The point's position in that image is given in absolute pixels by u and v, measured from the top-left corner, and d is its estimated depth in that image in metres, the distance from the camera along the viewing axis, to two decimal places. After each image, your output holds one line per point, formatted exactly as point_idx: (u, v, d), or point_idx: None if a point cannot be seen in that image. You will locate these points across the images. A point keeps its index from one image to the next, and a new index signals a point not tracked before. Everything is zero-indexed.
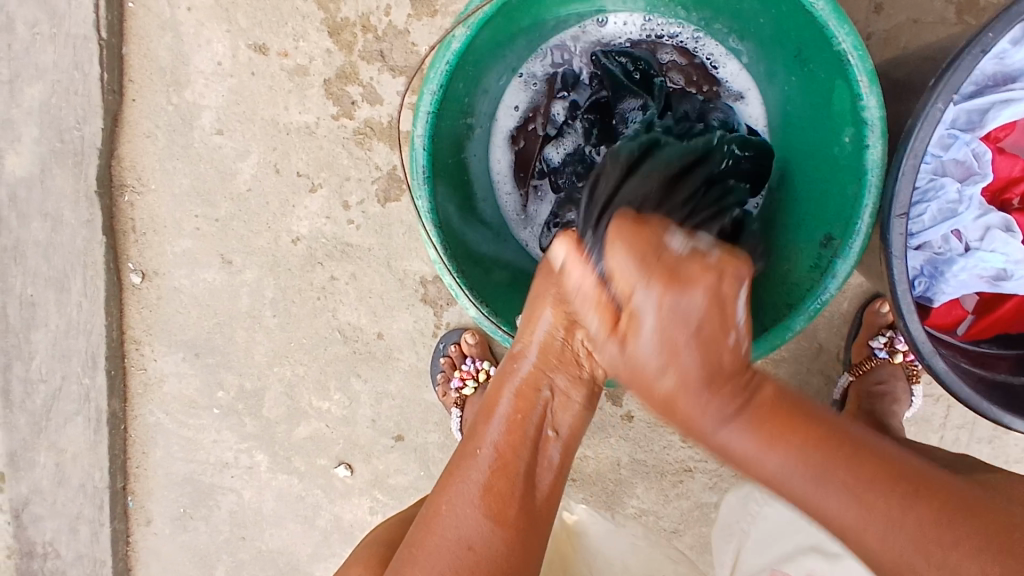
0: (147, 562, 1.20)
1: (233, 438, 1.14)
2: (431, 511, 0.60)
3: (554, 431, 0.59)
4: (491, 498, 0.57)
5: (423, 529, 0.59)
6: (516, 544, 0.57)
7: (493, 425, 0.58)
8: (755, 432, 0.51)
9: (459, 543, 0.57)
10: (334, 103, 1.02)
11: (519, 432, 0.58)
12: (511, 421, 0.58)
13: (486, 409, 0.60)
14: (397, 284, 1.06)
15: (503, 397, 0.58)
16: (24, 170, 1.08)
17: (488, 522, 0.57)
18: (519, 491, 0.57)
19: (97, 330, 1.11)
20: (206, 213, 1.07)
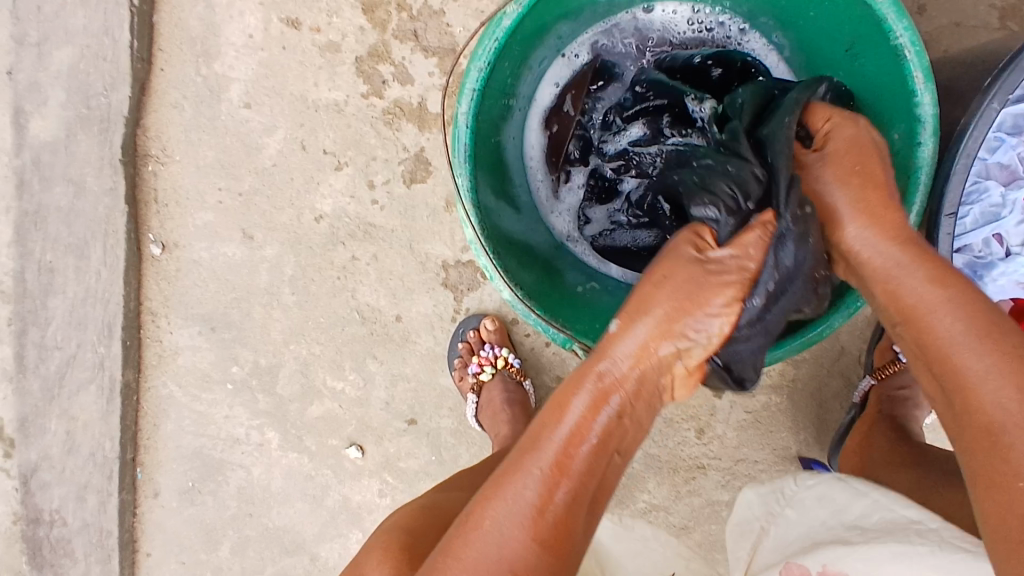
0: (153, 534, 1.20)
1: (246, 414, 1.14)
2: (469, 519, 0.55)
3: (617, 457, 0.56)
4: (544, 516, 0.53)
5: (458, 536, 0.55)
6: (560, 562, 0.53)
7: (553, 445, 0.54)
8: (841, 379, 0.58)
9: (503, 563, 0.52)
10: (365, 82, 1.02)
11: (583, 453, 0.54)
12: (590, 447, 0.54)
13: (548, 418, 0.56)
14: (418, 267, 1.06)
15: (570, 412, 0.55)
16: (49, 135, 1.07)
17: (535, 542, 0.52)
18: (569, 506, 0.53)
19: (115, 299, 1.10)
20: (230, 186, 1.07)
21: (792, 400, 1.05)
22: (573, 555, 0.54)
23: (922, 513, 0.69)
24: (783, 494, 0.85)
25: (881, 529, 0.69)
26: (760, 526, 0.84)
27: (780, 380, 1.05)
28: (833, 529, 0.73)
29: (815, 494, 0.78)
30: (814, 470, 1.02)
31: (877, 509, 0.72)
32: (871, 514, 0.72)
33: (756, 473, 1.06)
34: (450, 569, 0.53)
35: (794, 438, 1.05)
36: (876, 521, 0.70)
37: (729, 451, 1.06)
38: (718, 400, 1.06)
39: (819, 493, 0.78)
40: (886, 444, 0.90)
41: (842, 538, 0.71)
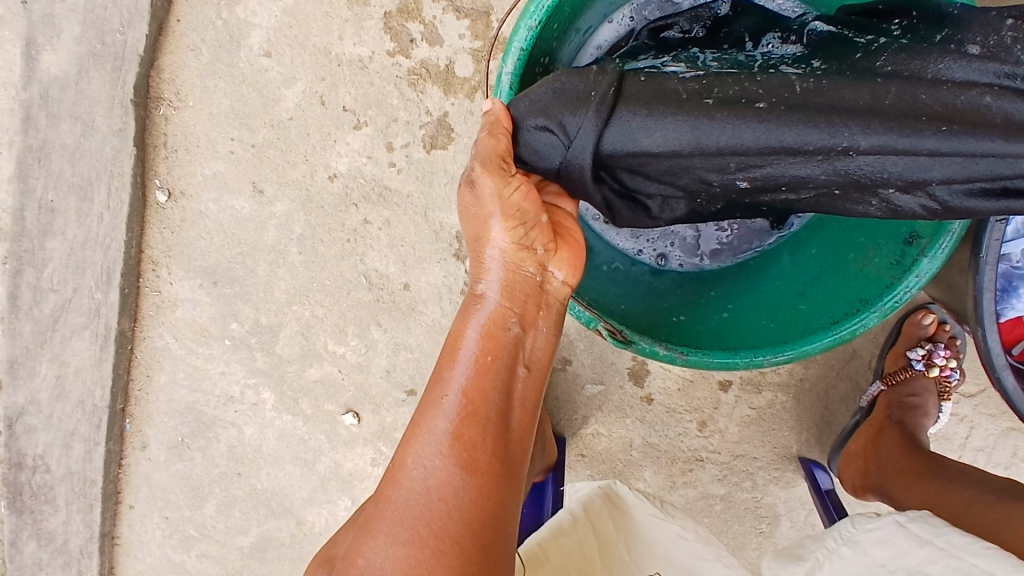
0: (139, 486, 1.18)
1: (242, 371, 1.12)
2: (396, 464, 0.58)
3: (526, 368, 0.63)
4: (461, 441, 0.56)
5: (386, 484, 0.57)
6: (491, 483, 0.56)
7: (457, 369, 0.60)
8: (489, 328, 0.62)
9: (430, 496, 0.54)
10: (392, 39, 0.99)
11: (485, 368, 0.60)
12: (475, 357, 0.61)
13: (449, 353, 0.62)
14: (431, 236, 1.03)
15: (469, 333, 0.62)
16: (59, 68, 1.03)
17: (458, 468, 0.55)
18: (489, 431, 0.58)
19: (116, 245, 1.07)
20: (243, 137, 1.03)
21: (798, 399, 1.03)
22: (510, 460, 0.58)
23: (994, 561, 0.57)
24: (838, 534, 0.71)
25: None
26: (816, 558, 0.71)
27: (788, 378, 1.03)
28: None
29: (873, 537, 0.67)
30: (814, 470, 1.01)
31: (944, 557, 0.60)
32: (941, 561, 0.60)
33: (753, 469, 1.05)
34: (384, 513, 0.55)
35: (796, 437, 1.04)
36: (942, 566, 0.59)
37: (729, 445, 1.05)
38: (723, 394, 1.04)
39: (877, 537, 0.67)
40: (893, 453, 0.90)
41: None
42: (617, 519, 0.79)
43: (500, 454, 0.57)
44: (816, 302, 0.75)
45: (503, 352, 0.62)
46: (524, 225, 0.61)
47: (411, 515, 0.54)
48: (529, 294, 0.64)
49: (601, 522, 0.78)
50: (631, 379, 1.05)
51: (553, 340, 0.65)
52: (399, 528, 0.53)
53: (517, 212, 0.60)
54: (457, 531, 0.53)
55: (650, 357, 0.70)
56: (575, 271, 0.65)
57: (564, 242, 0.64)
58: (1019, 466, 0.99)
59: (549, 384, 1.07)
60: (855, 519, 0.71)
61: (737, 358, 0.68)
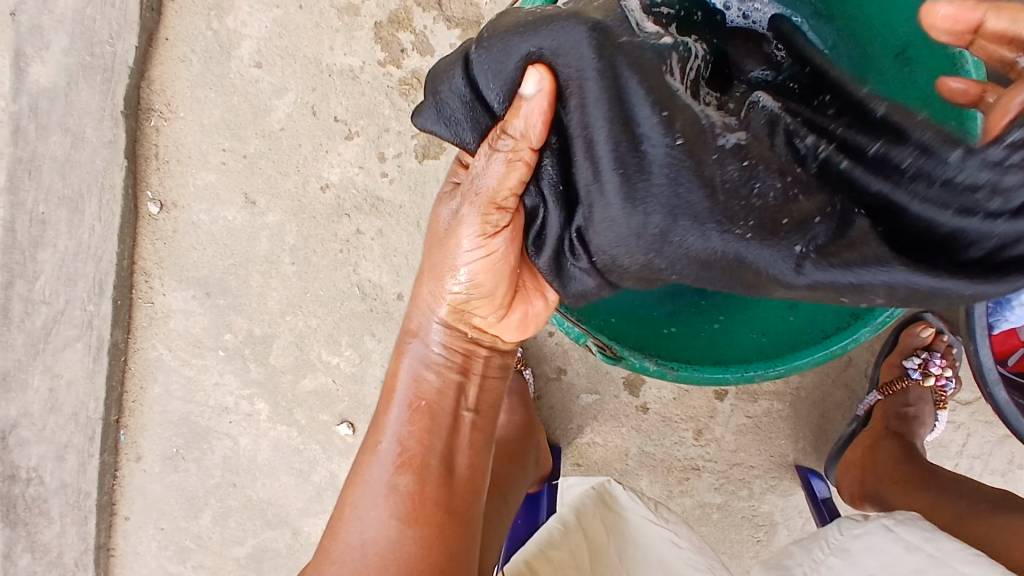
0: (133, 498, 1.17)
1: (236, 383, 1.11)
2: (339, 515, 0.62)
3: (471, 412, 0.65)
4: (396, 493, 0.60)
5: (329, 536, 0.61)
6: (435, 530, 0.59)
7: (392, 415, 0.63)
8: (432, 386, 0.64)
9: (369, 546, 0.58)
10: (383, 49, 0.98)
11: (428, 424, 0.63)
12: (411, 405, 0.63)
13: (385, 399, 0.65)
14: (424, 246, 1.02)
15: (403, 379, 0.65)
16: (48, 80, 1.03)
17: (396, 519, 0.59)
18: (430, 476, 0.61)
19: (107, 257, 1.07)
20: (235, 148, 1.03)
21: (794, 407, 1.03)
22: (442, 509, 0.60)
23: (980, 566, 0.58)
24: (825, 543, 0.73)
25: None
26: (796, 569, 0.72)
27: (784, 387, 1.03)
28: None
29: (862, 545, 0.69)
30: (809, 477, 1.00)
31: (934, 565, 0.61)
32: (929, 568, 0.61)
33: (750, 477, 1.04)
34: (325, 566, 0.59)
35: (792, 445, 1.03)
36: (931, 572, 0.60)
37: (725, 454, 1.04)
38: (719, 403, 1.04)
39: (867, 544, 0.68)
40: (888, 460, 0.90)
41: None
42: (609, 523, 0.80)
43: (433, 498, 0.60)
44: (806, 316, 0.73)
45: (444, 401, 0.64)
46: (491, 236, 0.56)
47: (352, 568, 0.58)
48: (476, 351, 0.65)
49: (591, 530, 0.78)
50: (627, 388, 1.04)
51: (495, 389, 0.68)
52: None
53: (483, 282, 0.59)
54: None
55: (640, 372, 0.70)
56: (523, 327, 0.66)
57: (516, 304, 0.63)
58: (1017, 473, 0.99)
59: (545, 393, 1.07)
60: (842, 527, 0.73)
61: (727, 374, 0.68)
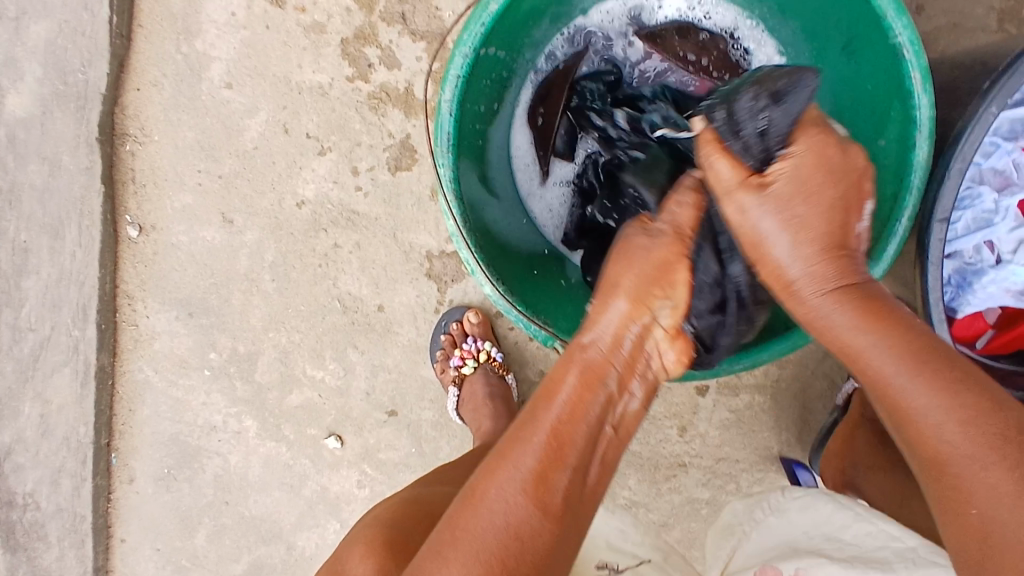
0: (128, 520, 1.18)
1: (223, 401, 1.12)
2: (475, 490, 0.55)
3: (611, 429, 0.60)
4: (547, 485, 0.54)
5: (461, 508, 0.54)
6: (563, 536, 0.54)
7: (554, 411, 0.57)
8: (581, 384, 0.58)
9: (507, 530, 0.52)
10: (350, 65, 0.99)
11: (579, 418, 0.57)
12: (569, 399, 0.57)
13: (545, 392, 0.59)
14: (402, 257, 1.03)
15: (569, 375, 0.59)
16: (24, 111, 1.04)
17: (539, 511, 0.53)
18: (573, 480, 0.55)
19: (90, 282, 1.08)
20: (210, 169, 1.04)
21: (775, 399, 1.04)
22: (572, 525, 0.55)
23: (905, 531, 0.62)
24: (766, 504, 0.77)
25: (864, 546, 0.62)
26: (743, 532, 0.78)
27: (764, 380, 1.04)
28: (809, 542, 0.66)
29: (798, 504, 0.72)
30: (795, 470, 1.01)
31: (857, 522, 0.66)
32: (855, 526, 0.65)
33: (736, 472, 1.05)
34: (460, 540, 0.52)
35: (776, 437, 1.04)
36: (857, 534, 0.63)
37: (710, 450, 1.05)
38: (701, 399, 1.04)
39: (801, 503, 0.72)
40: (866, 444, 0.91)
41: (812, 548, 0.65)
42: None
43: (569, 506, 0.55)
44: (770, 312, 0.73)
45: (598, 400, 0.58)
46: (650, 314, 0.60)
47: (494, 547, 0.51)
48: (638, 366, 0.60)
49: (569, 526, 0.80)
50: None
51: (644, 402, 0.62)
52: (475, 560, 0.51)
53: (670, 288, 0.60)
54: None
55: None
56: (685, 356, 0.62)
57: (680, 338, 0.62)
58: None
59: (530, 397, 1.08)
60: (785, 491, 0.76)
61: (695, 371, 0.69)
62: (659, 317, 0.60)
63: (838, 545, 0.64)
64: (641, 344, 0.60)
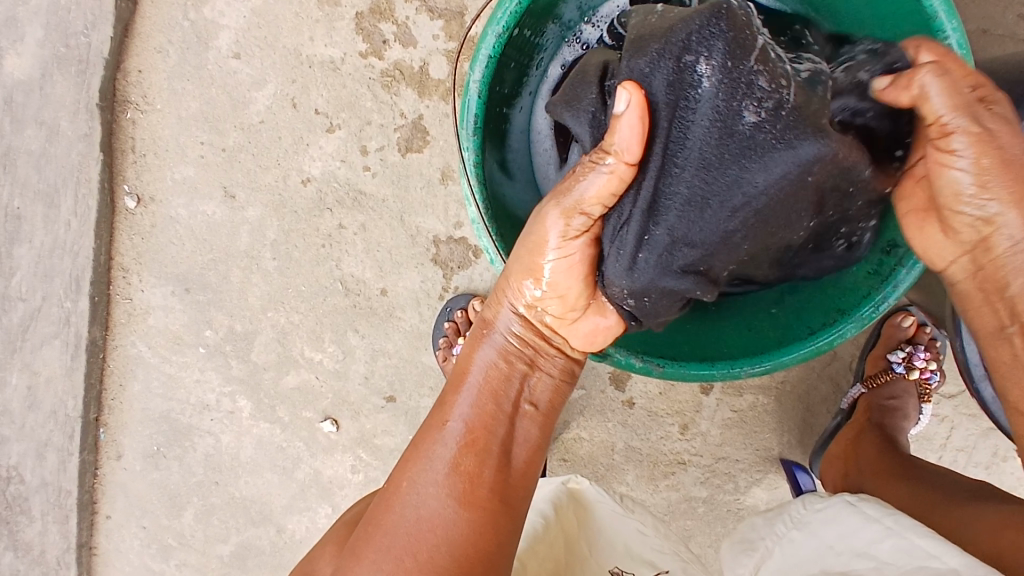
0: (115, 497, 1.15)
1: (218, 380, 1.09)
2: (392, 487, 0.58)
3: (530, 405, 0.63)
4: (458, 473, 0.56)
5: (381, 508, 0.57)
6: (482, 520, 0.55)
7: (462, 401, 0.60)
8: (492, 366, 0.62)
9: (419, 524, 0.55)
10: (364, 40, 0.96)
11: (491, 403, 0.60)
12: (479, 387, 0.61)
13: (455, 382, 0.63)
14: (408, 241, 1.01)
15: (476, 363, 0.63)
16: (23, 73, 1.01)
17: (452, 501, 0.55)
18: (486, 463, 0.57)
19: (84, 252, 1.05)
20: (213, 141, 1.01)
21: (779, 401, 1.03)
22: (496, 506, 0.56)
23: (940, 543, 0.56)
24: (788, 517, 0.75)
25: (898, 565, 0.57)
26: (766, 546, 0.74)
27: (769, 381, 1.03)
28: (838, 558, 0.62)
29: (823, 519, 0.69)
30: (795, 471, 1.01)
31: (891, 537, 0.60)
32: (886, 542, 0.60)
33: (735, 471, 1.04)
34: (377, 537, 0.55)
35: (778, 438, 1.03)
36: (890, 553, 0.58)
37: (710, 448, 1.04)
38: (705, 397, 1.03)
39: (826, 517, 0.69)
40: (868, 458, 0.89)
41: (842, 568, 0.62)
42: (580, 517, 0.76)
43: (492, 494, 0.57)
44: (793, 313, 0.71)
45: (511, 386, 0.62)
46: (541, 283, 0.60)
47: (406, 542, 0.54)
48: (542, 342, 0.64)
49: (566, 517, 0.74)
50: (613, 383, 1.04)
51: (559, 385, 0.65)
52: (386, 557, 0.54)
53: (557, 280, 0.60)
54: (442, 562, 0.53)
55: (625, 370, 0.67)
56: (599, 334, 0.64)
57: (590, 306, 0.62)
58: (1001, 466, 0.99)
59: None
60: (806, 502, 0.75)
61: (714, 370, 0.66)
62: (544, 304, 0.62)
63: (870, 563, 0.60)
64: (538, 326, 0.64)
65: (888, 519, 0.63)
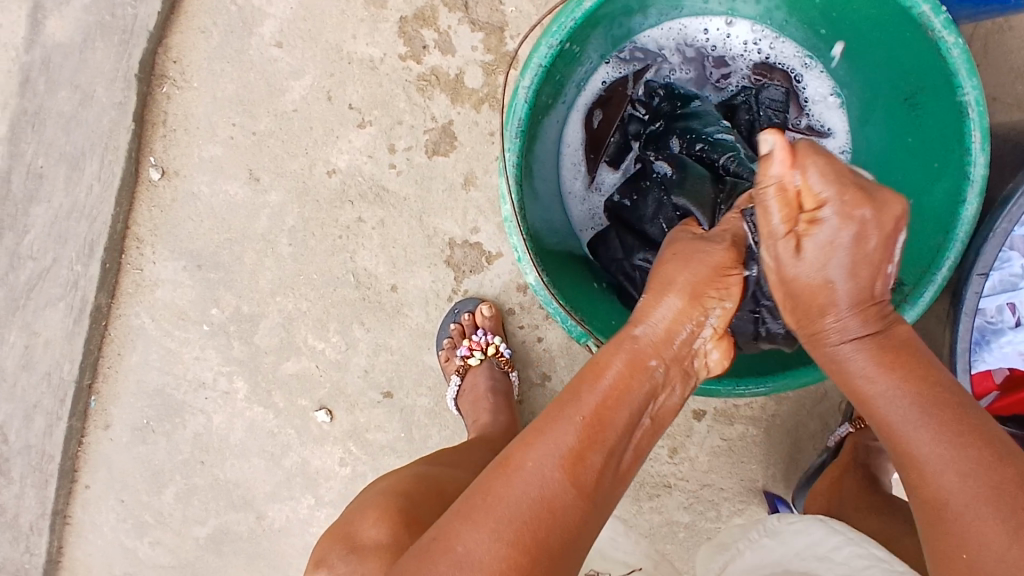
0: (98, 467, 1.15)
1: (217, 359, 1.10)
2: (509, 457, 0.53)
3: (650, 421, 0.58)
4: (581, 464, 0.52)
5: (495, 472, 0.52)
6: (588, 517, 0.52)
7: (597, 391, 0.55)
8: (630, 363, 0.56)
9: (539, 501, 0.50)
10: (405, 43, 1.00)
11: (622, 403, 0.55)
12: (616, 381, 0.55)
13: (589, 370, 0.57)
14: (424, 241, 1.03)
15: (615, 358, 0.57)
16: (66, 37, 1.04)
17: (571, 488, 0.51)
18: (608, 462, 0.53)
19: (102, 218, 1.06)
20: (244, 124, 1.04)
21: (768, 433, 1.06)
22: (602, 503, 0.53)
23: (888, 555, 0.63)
24: (763, 526, 0.76)
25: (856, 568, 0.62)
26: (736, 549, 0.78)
27: (760, 412, 1.06)
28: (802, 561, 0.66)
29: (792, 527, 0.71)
30: (776, 503, 1.03)
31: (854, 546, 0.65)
32: (845, 549, 0.65)
33: (719, 499, 1.06)
34: (491, 504, 0.50)
35: (763, 470, 1.06)
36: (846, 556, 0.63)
37: (696, 474, 1.07)
38: (696, 422, 1.06)
39: (796, 526, 0.71)
40: (850, 491, 0.92)
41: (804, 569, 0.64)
42: None
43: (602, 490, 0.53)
44: None
45: (645, 386, 0.56)
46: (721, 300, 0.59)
47: (519, 515, 0.49)
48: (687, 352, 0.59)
49: None
50: None
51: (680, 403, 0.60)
52: (503, 527, 0.49)
53: (725, 289, 0.59)
54: (552, 551, 0.49)
55: None
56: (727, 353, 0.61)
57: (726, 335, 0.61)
58: None
59: (527, 398, 1.08)
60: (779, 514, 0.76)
61: (720, 385, 0.69)
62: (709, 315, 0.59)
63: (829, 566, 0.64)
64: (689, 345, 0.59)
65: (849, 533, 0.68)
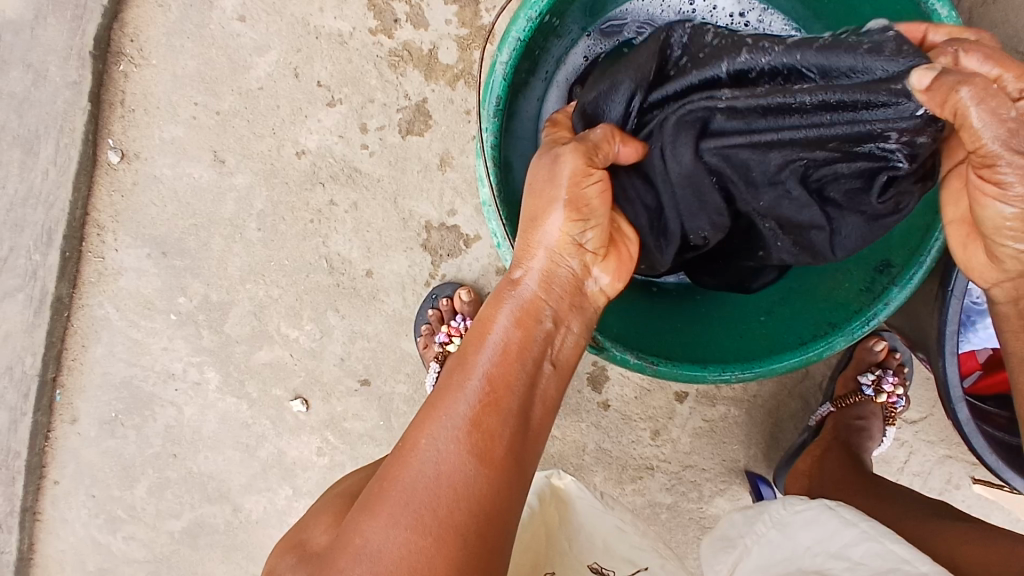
0: (65, 462, 1.11)
1: (186, 349, 1.06)
2: (406, 443, 0.53)
3: (551, 366, 0.58)
4: (479, 429, 0.51)
5: (394, 461, 0.52)
6: (504, 480, 0.51)
7: (485, 354, 0.56)
8: (513, 323, 0.57)
9: (440, 480, 0.49)
10: (375, 17, 0.96)
11: (512, 360, 0.55)
12: (502, 341, 0.56)
13: (477, 336, 0.58)
14: (399, 224, 1.00)
15: (500, 317, 0.58)
16: (15, 12, 0.98)
17: (473, 458, 0.50)
18: (509, 419, 0.53)
19: (59, 205, 1.01)
20: (207, 103, 0.99)
21: (750, 414, 1.05)
22: (512, 464, 0.52)
23: (913, 551, 0.57)
24: (768, 518, 0.74)
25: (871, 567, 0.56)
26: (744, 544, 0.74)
27: (742, 393, 1.05)
28: (812, 559, 0.61)
29: (800, 521, 0.68)
30: (759, 484, 1.02)
31: (866, 540, 0.60)
32: (860, 545, 0.60)
33: (701, 479, 1.06)
34: (389, 493, 0.50)
35: (744, 450, 1.05)
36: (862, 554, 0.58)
37: (679, 455, 1.06)
38: (678, 404, 1.05)
39: (804, 518, 0.68)
40: (833, 468, 0.92)
41: (817, 568, 0.60)
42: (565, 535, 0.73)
43: (509, 448, 0.52)
44: (783, 321, 0.74)
45: (534, 341, 0.57)
46: (585, 223, 0.58)
47: (423, 498, 0.48)
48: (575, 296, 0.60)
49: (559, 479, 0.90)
50: (590, 384, 1.05)
51: (580, 344, 0.61)
52: (404, 512, 0.48)
53: (588, 213, 0.58)
54: (463, 522, 0.48)
55: (618, 365, 0.68)
56: (618, 275, 0.63)
57: (612, 248, 0.62)
58: (953, 492, 1.03)
59: None
60: (787, 504, 0.74)
61: (705, 371, 0.67)
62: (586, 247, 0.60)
63: (841, 563, 0.59)
64: (575, 284, 0.60)
65: (867, 524, 0.63)
